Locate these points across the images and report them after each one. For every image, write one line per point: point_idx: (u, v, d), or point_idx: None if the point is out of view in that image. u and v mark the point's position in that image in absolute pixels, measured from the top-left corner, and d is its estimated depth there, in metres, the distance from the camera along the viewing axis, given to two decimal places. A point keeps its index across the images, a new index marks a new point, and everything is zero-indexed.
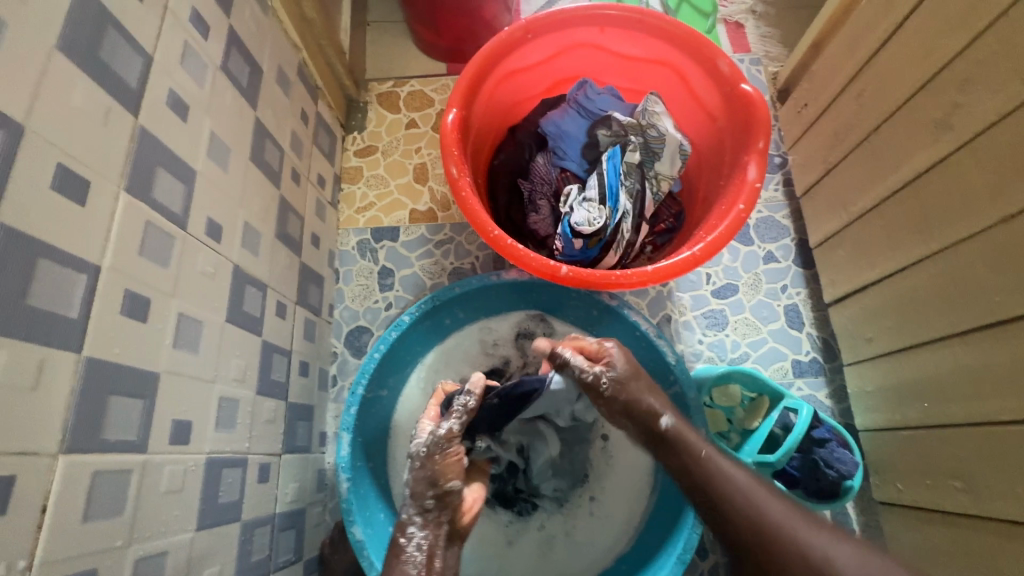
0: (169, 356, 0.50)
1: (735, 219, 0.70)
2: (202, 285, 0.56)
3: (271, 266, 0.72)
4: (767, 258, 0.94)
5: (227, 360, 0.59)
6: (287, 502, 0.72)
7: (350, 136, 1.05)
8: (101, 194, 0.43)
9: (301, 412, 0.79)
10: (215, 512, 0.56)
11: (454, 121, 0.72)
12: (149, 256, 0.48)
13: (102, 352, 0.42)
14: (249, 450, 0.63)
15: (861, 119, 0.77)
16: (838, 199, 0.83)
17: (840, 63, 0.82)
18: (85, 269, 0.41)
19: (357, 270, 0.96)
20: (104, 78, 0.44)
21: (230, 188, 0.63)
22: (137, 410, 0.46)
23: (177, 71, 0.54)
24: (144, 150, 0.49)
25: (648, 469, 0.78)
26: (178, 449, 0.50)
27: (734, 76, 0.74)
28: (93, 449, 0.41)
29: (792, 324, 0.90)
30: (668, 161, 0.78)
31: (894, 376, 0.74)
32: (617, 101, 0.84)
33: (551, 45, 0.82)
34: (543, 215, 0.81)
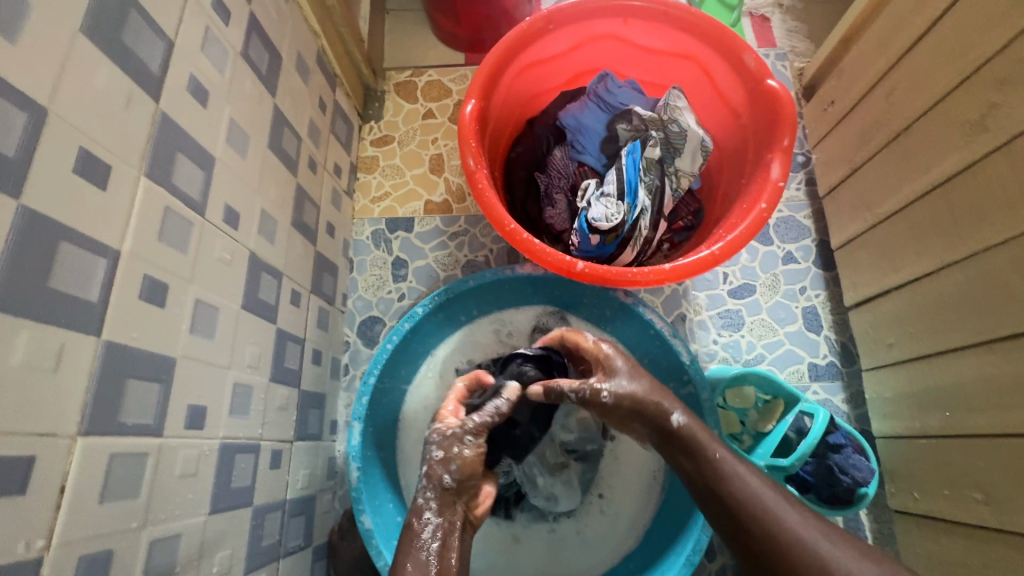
0: (185, 341, 0.50)
1: (756, 220, 0.69)
2: (219, 272, 0.56)
3: (287, 254, 0.72)
4: (786, 258, 0.92)
5: (241, 347, 0.60)
6: (297, 489, 0.72)
7: (367, 126, 1.04)
8: (121, 178, 0.43)
9: (314, 400, 0.79)
10: (228, 497, 0.56)
11: (472, 112, 0.72)
12: (168, 241, 0.48)
13: (121, 336, 0.43)
14: (262, 436, 0.63)
15: (890, 118, 0.74)
16: (862, 200, 0.81)
17: (871, 60, 0.79)
18: (105, 253, 0.41)
19: (371, 260, 0.96)
20: (128, 63, 0.44)
21: (248, 175, 0.63)
22: (154, 394, 0.46)
23: (198, 56, 0.54)
24: (165, 136, 0.49)
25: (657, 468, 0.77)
26: (193, 434, 0.51)
27: (759, 72, 0.73)
28: (110, 431, 0.41)
29: (810, 326, 0.89)
30: (688, 158, 0.76)
31: (914, 383, 0.72)
32: (638, 95, 0.82)
33: (572, 36, 0.80)
34: (559, 209, 0.81)
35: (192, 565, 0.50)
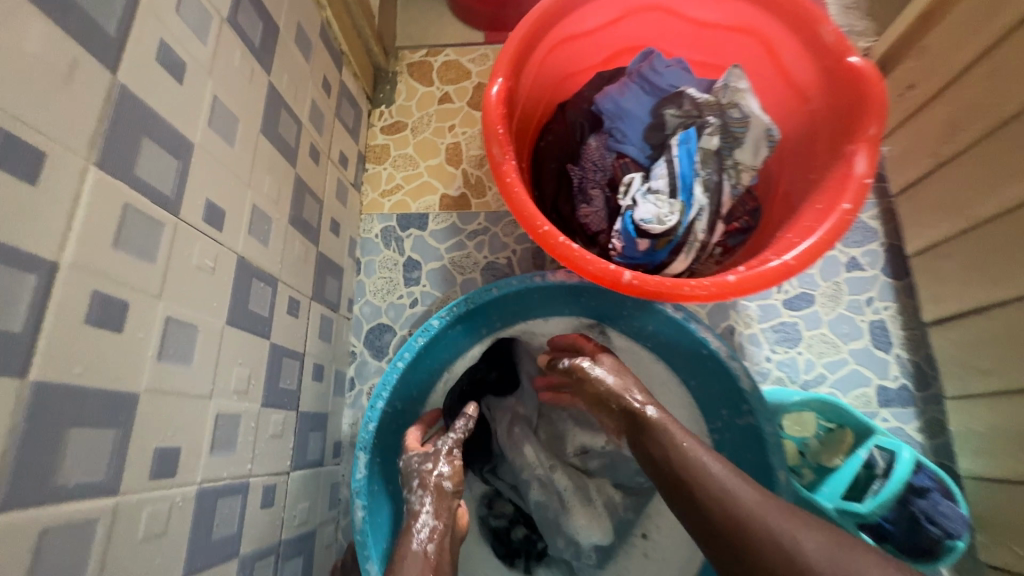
0: (151, 371, 0.41)
1: (839, 222, 0.57)
2: (199, 283, 0.46)
3: (284, 257, 0.63)
4: (850, 265, 0.81)
5: (227, 371, 0.50)
6: (295, 525, 0.63)
7: (377, 111, 0.94)
8: (58, 169, 0.34)
9: (315, 421, 0.70)
10: (209, 551, 0.47)
11: (499, 93, 0.61)
12: (127, 248, 0.39)
13: (57, 374, 0.33)
14: (251, 472, 0.54)
15: (993, 105, 0.63)
16: (947, 203, 0.70)
17: (967, 33, 0.67)
18: (34, 269, 0.32)
19: (380, 261, 0.86)
20: (66, 19, 0.34)
21: (236, 164, 0.53)
22: (107, 444, 0.37)
23: (171, 18, 0.44)
24: (122, 115, 0.39)
25: None
26: (161, 483, 0.42)
27: (840, 47, 0.61)
28: (39, 500, 0.32)
29: (878, 344, 0.78)
30: (751, 149, 0.65)
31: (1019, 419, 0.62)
32: (688, 75, 0.71)
33: (613, 7, 0.69)
34: (595, 207, 0.70)
35: None
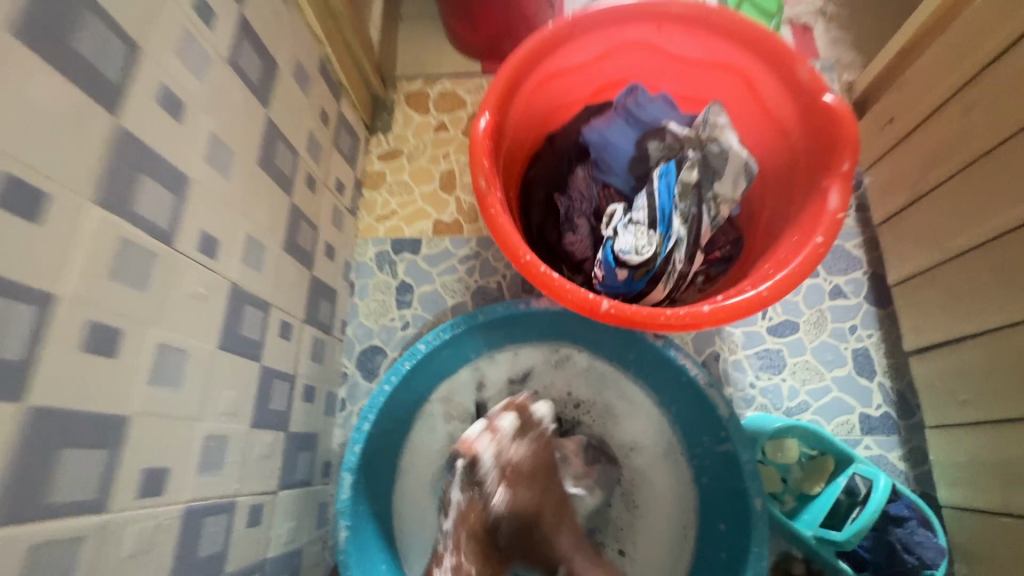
0: (141, 396, 0.43)
1: (811, 255, 0.59)
2: (191, 310, 0.49)
3: (277, 283, 0.65)
4: (834, 293, 0.82)
5: (216, 394, 0.53)
6: (280, 545, 0.65)
7: (375, 138, 0.98)
8: (59, 209, 0.36)
9: (304, 442, 0.72)
10: (192, 569, 0.49)
11: (486, 127, 0.64)
12: (122, 280, 0.41)
13: (50, 399, 0.35)
14: (238, 492, 0.56)
15: (967, 142, 0.65)
16: (928, 234, 0.71)
17: (946, 70, 0.69)
18: (32, 301, 0.34)
19: (374, 284, 0.89)
20: (72, 70, 0.37)
21: (232, 196, 0.56)
22: (97, 464, 0.39)
23: (172, 64, 0.47)
24: (121, 156, 0.41)
25: (683, 533, 0.69)
26: (146, 503, 0.43)
27: (816, 85, 0.63)
28: (30, 518, 0.34)
29: (861, 371, 0.79)
30: (729, 182, 0.67)
31: (995, 451, 0.62)
32: (672, 109, 0.73)
33: (600, 44, 0.72)
34: (581, 235, 0.73)
35: None
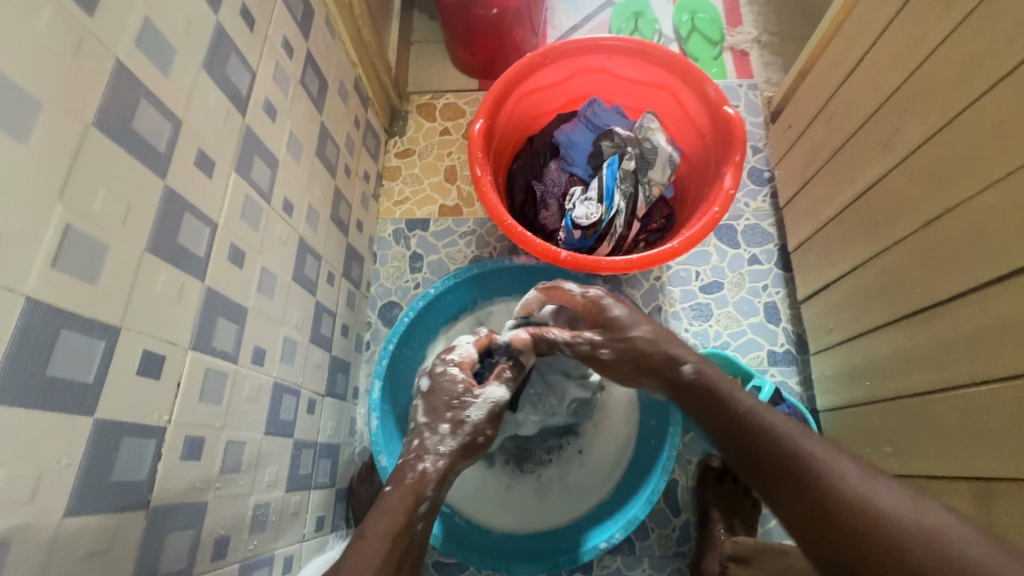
0: (255, 297, 0.66)
1: (710, 220, 0.82)
2: (278, 248, 0.72)
3: (325, 242, 0.89)
4: (751, 260, 1.05)
5: (291, 310, 0.76)
6: (326, 436, 0.87)
7: (392, 140, 1.22)
8: (220, 171, 0.59)
9: (341, 365, 0.94)
10: (278, 425, 0.71)
11: (480, 129, 0.87)
12: (246, 220, 0.64)
13: (216, 285, 0.58)
14: (302, 383, 0.79)
15: (830, 140, 0.88)
16: (810, 209, 0.95)
17: (820, 88, 0.93)
18: (210, 224, 0.57)
19: (392, 254, 1.12)
20: (227, 88, 0.61)
21: (300, 174, 0.79)
22: (234, 332, 0.61)
23: (271, 84, 0.71)
24: (247, 142, 0.65)
25: (625, 435, 0.90)
26: (255, 368, 0.66)
27: (718, 99, 0.87)
28: (208, 352, 0.56)
29: (770, 319, 1.02)
30: (660, 169, 0.91)
31: (846, 361, 0.86)
32: (620, 118, 0.98)
33: (566, 68, 0.96)
34: (552, 212, 0.97)
35: (251, 469, 0.64)
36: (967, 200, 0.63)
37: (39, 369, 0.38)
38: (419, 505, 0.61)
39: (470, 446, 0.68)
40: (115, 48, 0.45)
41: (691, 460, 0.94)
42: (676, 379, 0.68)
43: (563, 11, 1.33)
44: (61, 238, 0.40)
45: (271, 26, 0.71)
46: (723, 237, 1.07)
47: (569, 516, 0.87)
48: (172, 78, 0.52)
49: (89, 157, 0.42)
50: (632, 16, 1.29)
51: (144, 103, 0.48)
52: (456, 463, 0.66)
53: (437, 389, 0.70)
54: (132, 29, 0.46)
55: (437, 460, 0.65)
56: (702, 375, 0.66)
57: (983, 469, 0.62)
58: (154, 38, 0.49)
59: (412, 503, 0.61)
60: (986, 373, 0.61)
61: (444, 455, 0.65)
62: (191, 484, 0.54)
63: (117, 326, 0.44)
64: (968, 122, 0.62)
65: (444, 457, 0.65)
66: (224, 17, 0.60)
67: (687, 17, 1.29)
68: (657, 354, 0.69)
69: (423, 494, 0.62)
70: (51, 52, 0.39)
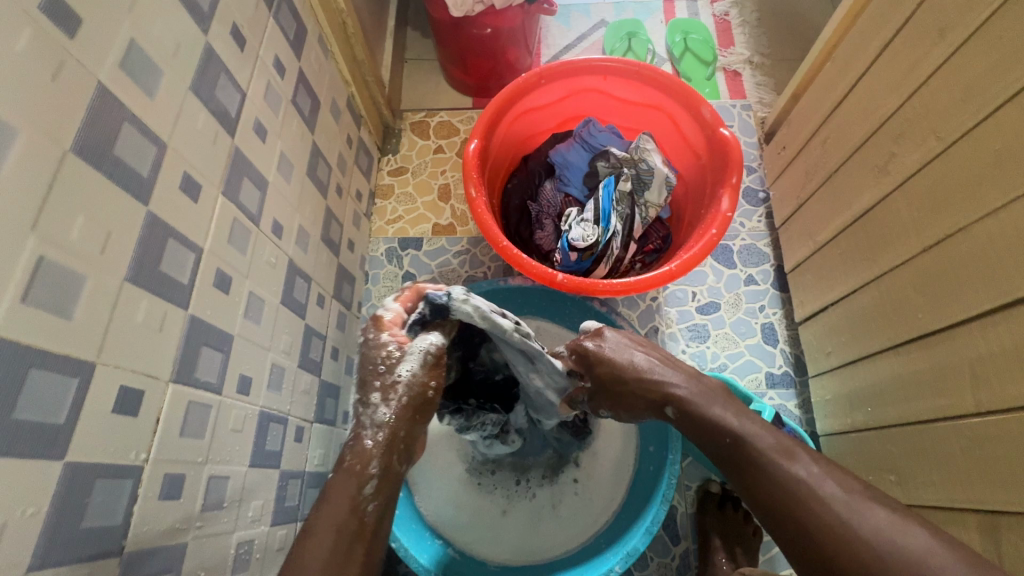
0: (241, 323, 0.63)
1: (708, 243, 0.81)
2: (266, 272, 0.70)
3: (316, 263, 0.86)
4: (747, 280, 1.04)
5: (279, 335, 0.73)
6: (314, 464, 0.84)
7: (386, 158, 1.20)
8: (207, 194, 0.57)
9: (331, 390, 0.92)
10: (263, 456, 0.68)
11: (475, 149, 0.86)
12: (233, 244, 0.62)
13: (199, 312, 0.55)
14: (290, 411, 0.76)
15: (825, 163, 0.88)
16: (806, 231, 0.94)
17: (813, 110, 0.93)
18: (194, 249, 0.55)
19: (384, 273, 1.10)
20: (216, 110, 0.59)
21: (291, 195, 0.77)
22: (218, 361, 0.59)
23: (262, 104, 0.69)
24: (236, 164, 0.63)
25: (624, 463, 0.88)
26: (241, 398, 0.63)
27: (714, 122, 0.87)
28: (190, 383, 0.54)
29: (767, 340, 1.01)
30: (656, 191, 0.91)
31: (847, 385, 0.85)
32: (616, 138, 0.97)
33: (562, 89, 0.95)
34: (547, 232, 0.96)
35: (234, 504, 0.61)
36: (967, 226, 0.62)
37: (5, 413, 0.36)
38: (363, 490, 0.52)
39: (414, 414, 0.57)
40: (98, 71, 0.43)
41: (690, 487, 0.92)
42: (663, 414, 0.61)
43: (557, 30, 1.34)
44: (34, 272, 0.37)
45: (263, 45, 0.69)
46: (719, 258, 1.06)
47: (567, 547, 0.84)
48: (158, 101, 0.50)
49: (67, 186, 0.40)
50: (626, 37, 1.30)
51: (127, 127, 0.46)
52: (406, 429, 0.56)
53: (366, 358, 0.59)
54: (117, 50, 0.45)
55: (377, 434, 0.55)
56: (687, 406, 0.59)
57: (988, 501, 0.61)
58: (140, 60, 0.47)
59: (355, 488, 0.52)
60: (990, 403, 0.61)
61: (384, 428, 0.56)
62: (170, 526, 0.51)
63: (93, 362, 0.42)
64: (965, 150, 0.62)
65: (383, 429, 0.56)
66: (214, 38, 0.58)
67: (680, 38, 1.30)
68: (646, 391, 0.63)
69: (366, 474, 0.53)
70: (28, 77, 0.37)
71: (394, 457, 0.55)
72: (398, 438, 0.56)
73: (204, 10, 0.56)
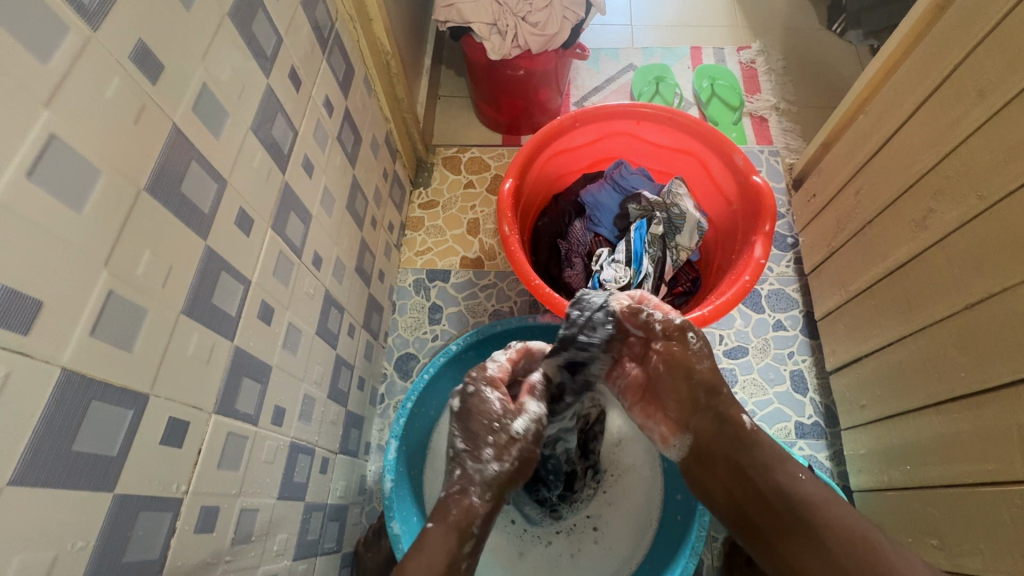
0: (279, 354, 0.64)
1: (741, 289, 0.80)
2: (305, 303, 0.71)
3: (350, 294, 0.88)
4: (776, 325, 1.03)
5: (313, 365, 0.74)
6: (336, 497, 0.83)
7: (417, 191, 1.23)
8: (259, 229, 0.59)
9: (355, 420, 0.91)
10: (291, 488, 0.68)
11: (510, 188, 0.87)
12: (278, 276, 0.64)
13: (242, 344, 0.56)
14: (317, 442, 0.76)
15: (859, 213, 0.88)
16: (838, 279, 0.94)
17: (845, 161, 0.93)
18: (244, 281, 0.56)
19: (411, 304, 1.11)
20: (271, 148, 0.61)
21: (331, 228, 0.80)
22: (257, 392, 0.59)
23: (312, 142, 0.72)
24: (285, 198, 0.65)
25: (651, 515, 0.85)
26: (276, 428, 0.64)
27: (747, 168, 0.88)
28: (230, 414, 0.54)
29: (797, 388, 0.98)
30: (687, 235, 0.92)
31: (883, 441, 0.83)
32: (647, 181, 0.98)
33: (596, 131, 0.97)
34: (576, 271, 0.97)
35: (261, 538, 0.61)
36: (1012, 286, 0.62)
37: (65, 446, 0.36)
38: None
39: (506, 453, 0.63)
40: (173, 114, 0.45)
41: (717, 538, 0.89)
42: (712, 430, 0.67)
43: (587, 73, 1.38)
44: (102, 306, 0.38)
45: (316, 86, 0.72)
46: (748, 302, 1.05)
47: None
48: (221, 141, 0.52)
49: (138, 222, 0.42)
50: (654, 81, 1.33)
51: (194, 165, 0.48)
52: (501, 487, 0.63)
53: (472, 411, 0.64)
54: (191, 94, 0.47)
55: (484, 491, 0.62)
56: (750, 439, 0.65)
57: None
58: (209, 101, 0.50)
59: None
60: None
61: (491, 487, 0.62)
62: (203, 560, 0.51)
63: (146, 394, 0.43)
64: (1009, 208, 0.62)
65: (490, 486, 0.62)
66: (275, 80, 0.61)
67: (707, 83, 1.33)
68: (704, 365, 0.66)
69: None
70: (114, 121, 0.39)
71: (490, 510, 0.61)
72: (498, 493, 0.63)
73: (268, 54, 0.59)
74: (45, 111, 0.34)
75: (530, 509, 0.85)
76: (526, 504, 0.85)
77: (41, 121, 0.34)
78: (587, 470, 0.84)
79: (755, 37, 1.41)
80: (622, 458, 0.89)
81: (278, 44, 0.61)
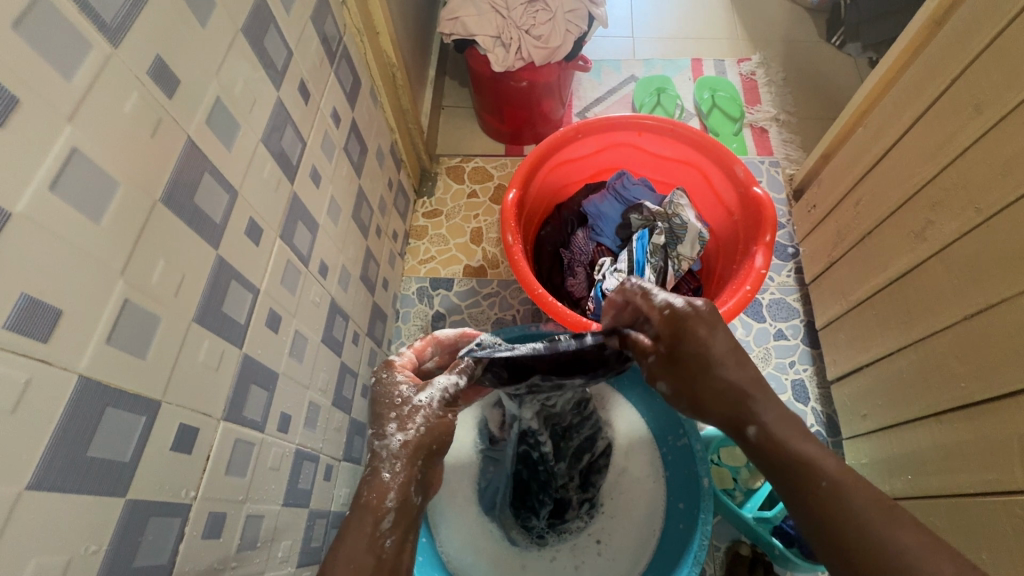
0: (286, 362, 0.65)
1: (742, 298, 0.81)
2: (311, 311, 0.72)
3: (354, 302, 0.89)
4: (777, 335, 1.03)
5: (318, 373, 0.75)
6: (339, 504, 0.83)
7: (421, 200, 1.24)
8: (267, 239, 0.60)
9: (359, 428, 0.92)
10: (295, 495, 0.69)
11: (513, 199, 0.89)
12: (286, 284, 0.65)
13: (251, 352, 0.57)
14: (321, 449, 0.76)
15: (858, 224, 0.89)
16: (838, 289, 0.94)
17: (845, 173, 0.95)
18: (253, 290, 0.57)
19: (415, 312, 1.12)
20: (280, 159, 0.63)
21: (337, 237, 0.81)
22: (264, 399, 0.60)
23: (319, 152, 0.73)
24: (293, 208, 0.66)
25: (654, 526, 0.85)
26: (282, 435, 0.65)
27: (747, 179, 0.89)
28: (238, 421, 0.55)
29: (799, 397, 0.98)
30: (688, 245, 0.94)
31: (886, 450, 0.83)
32: (649, 191, 0.99)
33: (598, 142, 0.99)
34: (579, 280, 0.98)
35: (266, 545, 0.61)
36: (1011, 297, 0.63)
37: (80, 451, 0.37)
38: (379, 522, 0.48)
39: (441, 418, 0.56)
40: (188, 127, 0.46)
41: (719, 547, 0.89)
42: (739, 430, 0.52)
43: (589, 84, 1.40)
44: (118, 315, 0.39)
45: (324, 98, 0.74)
46: (749, 311, 1.06)
47: None
48: (233, 153, 0.53)
49: (154, 232, 0.43)
50: (655, 92, 1.35)
51: (207, 176, 0.49)
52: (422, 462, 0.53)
53: (378, 397, 0.57)
54: (204, 107, 0.48)
55: (396, 465, 0.51)
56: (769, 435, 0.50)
57: None
58: (222, 114, 0.51)
59: (384, 533, 0.48)
60: None
61: (403, 458, 0.51)
62: (209, 566, 0.51)
63: (158, 401, 0.44)
64: (1007, 220, 0.63)
65: (401, 457, 0.51)
66: (284, 93, 0.63)
67: (708, 95, 1.34)
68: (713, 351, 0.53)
69: (381, 508, 0.48)
70: (131, 133, 0.40)
71: (411, 489, 0.51)
72: (416, 465, 0.52)
73: (278, 68, 0.61)
74: (68, 126, 0.35)
75: (517, 533, 0.85)
76: (513, 529, 0.85)
77: (64, 136, 0.35)
78: (582, 502, 0.85)
79: (754, 49, 1.43)
80: (626, 470, 0.90)
81: (288, 58, 0.63)
